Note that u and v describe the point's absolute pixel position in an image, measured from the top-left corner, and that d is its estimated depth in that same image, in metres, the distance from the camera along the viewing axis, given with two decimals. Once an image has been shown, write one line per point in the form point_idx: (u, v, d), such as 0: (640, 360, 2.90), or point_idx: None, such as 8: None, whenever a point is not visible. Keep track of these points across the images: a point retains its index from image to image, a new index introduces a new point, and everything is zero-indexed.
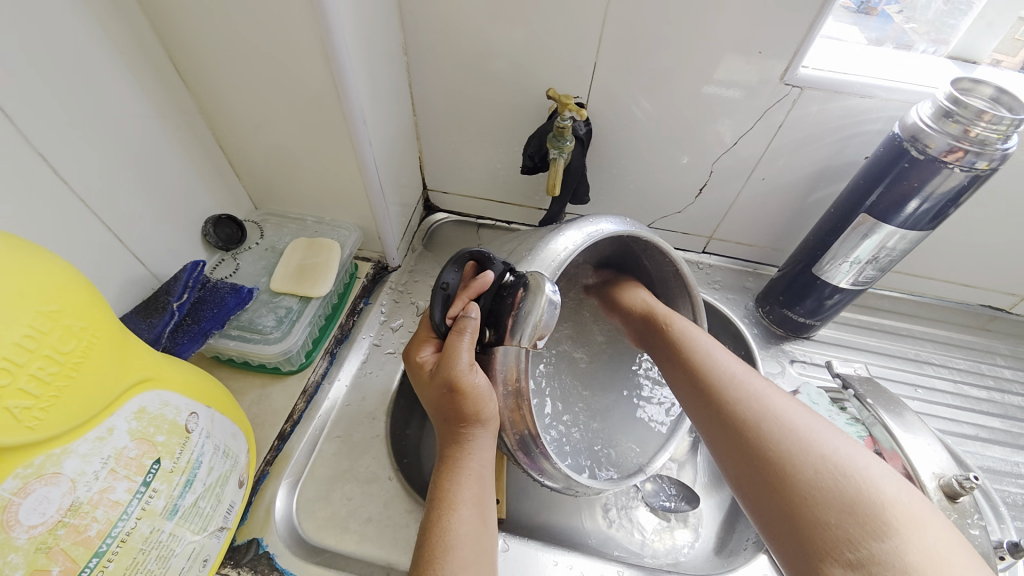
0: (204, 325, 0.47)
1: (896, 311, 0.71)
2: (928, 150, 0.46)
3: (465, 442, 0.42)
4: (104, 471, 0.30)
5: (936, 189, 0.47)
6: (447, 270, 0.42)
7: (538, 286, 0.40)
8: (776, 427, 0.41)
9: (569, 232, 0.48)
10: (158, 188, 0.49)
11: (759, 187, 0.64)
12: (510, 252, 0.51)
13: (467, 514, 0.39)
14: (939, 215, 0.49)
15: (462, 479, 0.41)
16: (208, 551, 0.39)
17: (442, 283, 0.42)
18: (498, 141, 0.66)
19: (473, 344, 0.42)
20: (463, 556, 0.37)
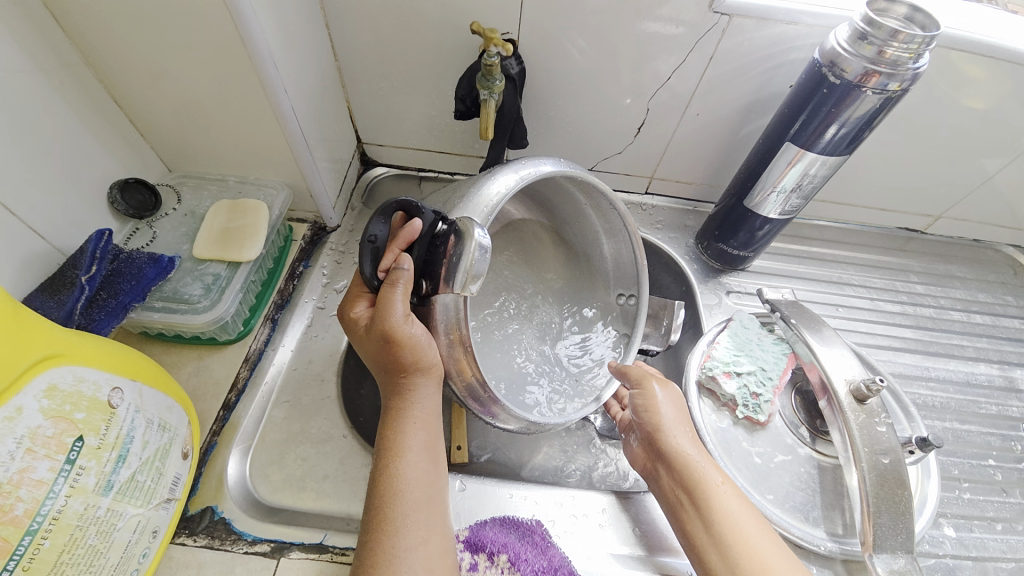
0: (122, 298, 0.44)
1: (823, 239, 0.75)
2: (844, 74, 0.47)
3: (408, 391, 0.42)
4: (21, 451, 0.28)
5: (854, 111, 0.49)
6: (374, 221, 0.41)
7: (470, 231, 0.40)
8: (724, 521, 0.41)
9: (503, 176, 0.47)
10: (48, 153, 0.44)
11: (695, 123, 0.64)
12: (445, 202, 0.50)
13: (414, 459, 0.41)
14: (855, 140, 0.52)
15: (408, 427, 0.41)
16: (157, 522, 0.38)
17: (370, 235, 0.41)
18: (430, 86, 0.63)
19: (408, 295, 0.41)
20: (413, 498, 0.39)
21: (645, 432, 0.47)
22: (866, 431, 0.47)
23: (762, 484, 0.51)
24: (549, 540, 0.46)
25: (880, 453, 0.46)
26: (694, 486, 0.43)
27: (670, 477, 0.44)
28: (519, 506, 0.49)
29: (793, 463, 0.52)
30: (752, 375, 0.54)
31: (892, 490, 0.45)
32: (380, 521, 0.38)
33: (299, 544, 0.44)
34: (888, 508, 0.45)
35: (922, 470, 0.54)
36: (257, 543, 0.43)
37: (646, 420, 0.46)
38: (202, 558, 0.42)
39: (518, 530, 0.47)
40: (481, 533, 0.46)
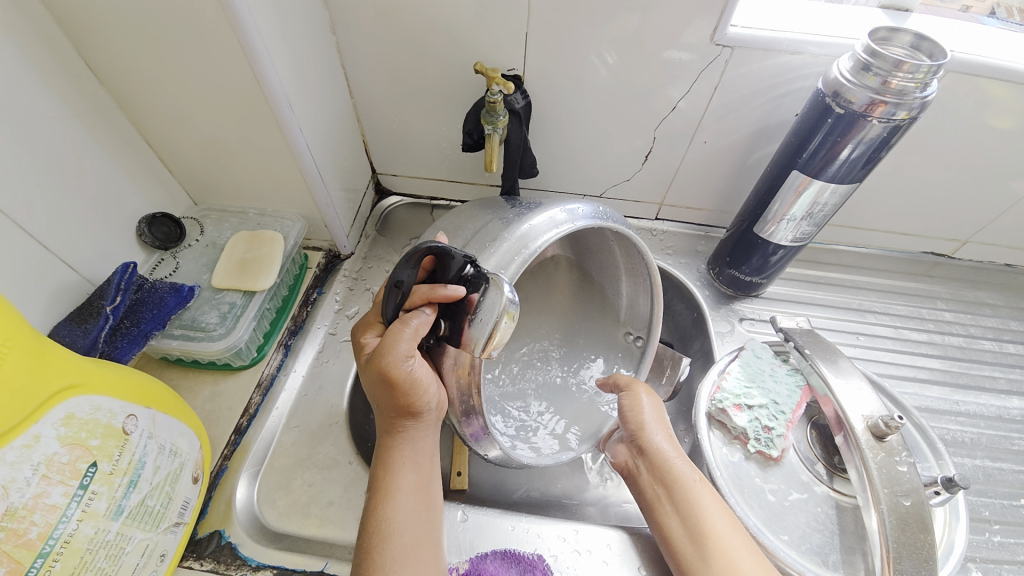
0: (144, 327, 0.46)
1: (841, 265, 0.73)
2: (850, 104, 0.47)
3: (402, 433, 0.43)
4: (37, 477, 0.30)
5: (863, 137, 0.48)
6: (400, 268, 0.40)
7: (496, 286, 0.38)
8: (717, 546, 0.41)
9: (535, 222, 0.46)
10: (83, 190, 0.47)
11: (702, 150, 0.64)
12: (473, 233, 0.48)
13: (406, 502, 0.41)
14: (869, 162, 0.50)
15: (401, 469, 0.42)
16: (165, 546, 0.40)
17: (395, 280, 0.40)
18: (440, 119, 0.65)
19: (416, 337, 0.41)
20: (403, 543, 0.39)
21: (656, 471, 0.46)
22: (885, 471, 0.45)
23: (776, 524, 0.48)
24: None
25: (901, 495, 0.44)
26: (705, 528, 0.42)
27: (682, 518, 0.43)
28: (519, 539, 0.48)
29: (809, 503, 0.50)
30: (763, 408, 0.53)
31: (913, 535, 0.43)
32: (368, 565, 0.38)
33: (300, 570, 0.44)
34: (910, 554, 0.42)
35: (950, 511, 0.51)
36: (261, 568, 0.44)
37: (660, 461, 0.46)
38: None
39: (518, 564, 0.46)
40: (481, 565, 0.46)
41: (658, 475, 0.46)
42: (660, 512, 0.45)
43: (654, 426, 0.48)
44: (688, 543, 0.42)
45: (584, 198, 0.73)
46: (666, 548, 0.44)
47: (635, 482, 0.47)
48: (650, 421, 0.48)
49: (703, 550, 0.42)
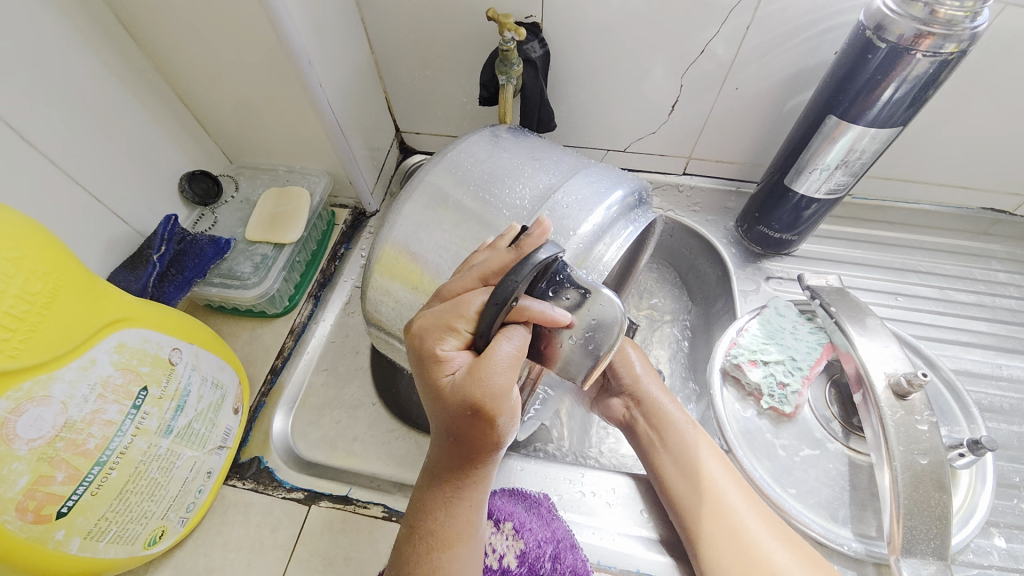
0: (187, 274, 0.51)
1: (886, 222, 0.68)
2: (892, 37, 0.43)
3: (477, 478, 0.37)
4: (93, 395, 0.35)
5: (906, 76, 0.44)
6: (519, 281, 0.32)
7: (605, 300, 0.36)
8: (707, 480, 0.44)
9: (591, 219, 0.43)
10: (129, 149, 0.52)
11: (733, 98, 0.61)
12: (537, 206, 0.44)
13: (464, 551, 0.37)
14: (915, 102, 0.46)
15: (460, 516, 0.37)
16: (211, 464, 0.45)
17: (511, 294, 0.32)
18: (459, 72, 0.65)
19: (516, 360, 0.33)
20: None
21: (652, 418, 0.48)
22: (902, 428, 0.44)
23: (784, 478, 0.48)
24: (555, 513, 0.47)
25: (918, 453, 0.43)
26: (696, 464, 0.45)
27: (673, 455, 0.46)
28: (526, 479, 0.50)
29: (821, 459, 0.49)
30: (780, 364, 0.52)
31: (927, 493, 0.42)
32: None
33: (329, 494, 0.48)
34: (922, 512, 0.42)
35: (977, 475, 0.49)
36: (293, 490, 0.49)
37: (652, 405, 0.49)
38: (248, 498, 0.48)
39: (524, 501, 0.48)
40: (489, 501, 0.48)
41: (654, 419, 0.48)
42: (655, 453, 0.47)
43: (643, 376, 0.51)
44: (679, 478, 0.45)
45: (608, 153, 0.71)
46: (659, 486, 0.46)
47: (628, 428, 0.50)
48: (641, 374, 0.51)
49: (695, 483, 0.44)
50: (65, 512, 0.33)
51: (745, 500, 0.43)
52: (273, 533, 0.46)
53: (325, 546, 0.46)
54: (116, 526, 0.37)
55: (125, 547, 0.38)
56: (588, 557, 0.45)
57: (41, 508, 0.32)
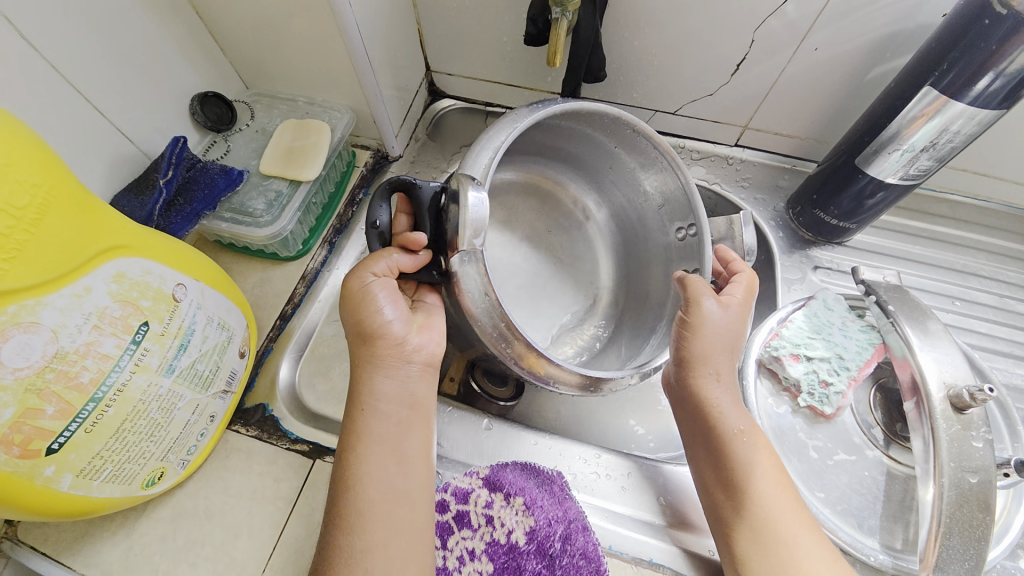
0: (196, 206, 0.47)
1: (952, 218, 0.62)
2: (1014, 4, 0.37)
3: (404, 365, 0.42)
4: (88, 326, 0.31)
5: (1006, 67, 0.39)
6: (374, 208, 0.41)
7: (462, 185, 0.39)
8: (761, 497, 0.39)
9: (493, 140, 0.44)
10: (136, 59, 0.47)
11: (809, 62, 0.54)
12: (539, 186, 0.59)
13: (376, 456, 0.39)
14: (1013, 95, 0.41)
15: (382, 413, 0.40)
16: (214, 408, 0.43)
17: (373, 221, 0.41)
18: (504, 7, 0.58)
19: (392, 268, 0.42)
20: (368, 498, 0.38)
21: (700, 413, 0.41)
22: (956, 444, 0.40)
23: (814, 481, 0.46)
24: (568, 492, 0.45)
25: (968, 471, 0.39)
26: (745, 476, 0.40)
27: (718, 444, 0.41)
28: (541, 454, 0.48)
29: (856, 466, 0.46)
30: (825, 361, 0.48)
31: (972, 513, 0.39)
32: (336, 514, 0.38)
33: (334, 449, 0.46)
34: (961, 531, 0.39)
35: (1014, 497, 0.46)
36: (297, 442, 0.47)
37: (704, 351, 0.41)
38: (252, 446, 0.46)
39: (536, 478, 0.46)
40: (500, 474, 0.45)
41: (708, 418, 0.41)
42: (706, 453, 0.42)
43: (719, 312, 0.41)
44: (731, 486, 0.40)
45: (655, 114, 0.65)
46: (705, 462, 0.42)
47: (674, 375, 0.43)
48: (720, 309, 0.41)
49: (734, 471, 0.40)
50: (56, 448, 0.31)
51: (779, 499, 0.39)
52: (275, 484, 0.44)
53: None
54: (112, 465, 0.34)
55: (122, 487, 0.36)
56: (599, 541, 0.43)
57: (28, 443, 0.29)
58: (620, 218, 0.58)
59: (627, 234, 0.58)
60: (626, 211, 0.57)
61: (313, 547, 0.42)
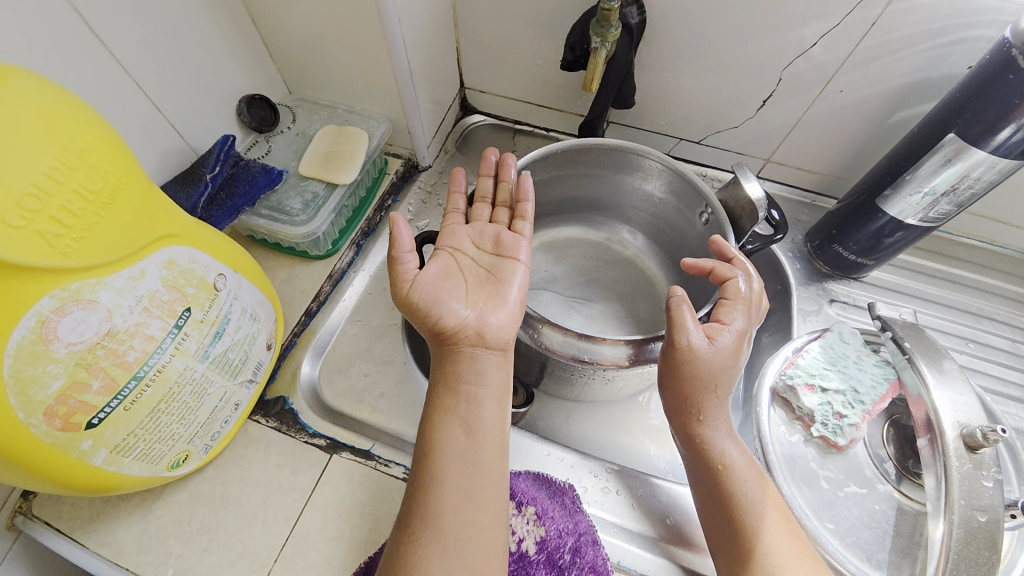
0: (236, 201, 0.49)
1: (968, 261, 0.63)
2: None
3: (485, 314, 0.43)
4: (139, 308, 0.32)
5: None
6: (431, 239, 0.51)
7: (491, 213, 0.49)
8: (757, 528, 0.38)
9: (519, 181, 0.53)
10: (195, 61, 0.49)
11: (834, 101, 0.56)
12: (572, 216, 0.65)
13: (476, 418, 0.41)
14: None
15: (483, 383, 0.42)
16: (239, 397, 0.44)
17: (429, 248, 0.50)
18: (542, 32, 0.60)
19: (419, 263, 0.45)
20: (462, 455, 0.39)
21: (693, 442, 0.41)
22: (967, 482, 0.40)
23: (823, 511, 0.46)
24: (579, 505, 0.45)
25: (977, 509, 0.39)
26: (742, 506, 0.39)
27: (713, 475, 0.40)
28: (554, 466, 0.49)
29: (866, 498, 0.46)
30: (839, 394, 0.49)
31: (979, 550, 0.38)
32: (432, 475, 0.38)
33: (350, 446, 0.47)
34: (968, 567, 0.38)
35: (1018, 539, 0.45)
36: (315, 436, 0.48)
37: (688, 387, 0.40)
38: (270, 437, 0.47)
39: (548, 489, 0.46)
40: (512, 482, 0.46)
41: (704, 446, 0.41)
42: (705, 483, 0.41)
43: (700, 346, 0.39)
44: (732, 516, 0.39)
45: (679, 142, 0.67)
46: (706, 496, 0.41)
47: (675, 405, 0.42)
48: (704, 342, 0.39)
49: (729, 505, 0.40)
50: (95, 423, 0.32)
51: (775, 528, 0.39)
52: (292, 476, 0.45)
53: (343, 498, 0.44)
54: (143, 444, 0.35)
55: (148, 467, 0.37)
56: (608, 555, 0.43)
57: (71, 416, 0.30)
58: (660, 236, 0.62)
59: (668, 244, 0.61)
60: (662, 231, 0.61)
61: (324, 542, 0.42)
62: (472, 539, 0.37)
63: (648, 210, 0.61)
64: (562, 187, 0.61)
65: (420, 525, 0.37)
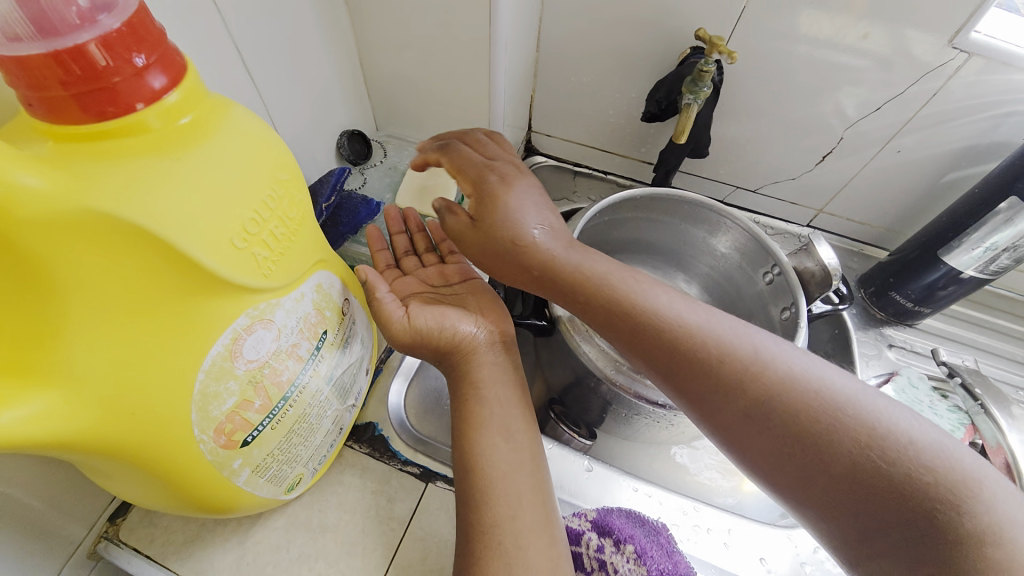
0: (343, 229, 0.52)
1: (1011, 313, 0.66)
2: None
3: (487, 319, 0.47)
4: (297, 329, 0.34)
5: None
6: None
7: None
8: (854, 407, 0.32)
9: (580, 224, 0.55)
10: (313, 97, 0.52)
11: (891, 160, 0.60)
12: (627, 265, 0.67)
13: (496, 432, 0.41)
14: None
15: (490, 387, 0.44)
16: (343, 423, 0.44)
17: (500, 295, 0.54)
18: (619, 86, 0.65)
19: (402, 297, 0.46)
20: (490, 476, 0.39)
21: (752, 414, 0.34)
22: None
23: None
24: (674, 546, 0.44)
25: None
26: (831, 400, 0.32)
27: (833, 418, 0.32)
28: (642, 501, 0.49)
29: None
30: None
31: None
32: (474, 494, 0.38)
33: (444, 475, 0.47)
34: None
35: None
36: (409, 464, 0.48)
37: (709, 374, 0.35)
38: (365, 463, 0.47)
39: (643, 525, 0.45)
40: (607, 519, 0.45)
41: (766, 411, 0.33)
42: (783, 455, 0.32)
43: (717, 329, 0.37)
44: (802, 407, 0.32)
45: (736, 190, 0.72)
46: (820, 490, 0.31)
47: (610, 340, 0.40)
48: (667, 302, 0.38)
49: (870, 477, 0.30)
50: (247, 442, 0.32)
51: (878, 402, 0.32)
52: (389, 504, 0.45)
53: (441, 528, 0.44)
54: (275, 465, 0.36)
55: (272, 488, 0.37)
56: None
57: (233, 433, 0.31)
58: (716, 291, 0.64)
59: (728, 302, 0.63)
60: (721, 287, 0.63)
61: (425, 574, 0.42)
62: (530, 544, 0.36)
63: (709, 265, 0.63)
64: (630, 229, 0.63)
65: (481, 550, 0.36)
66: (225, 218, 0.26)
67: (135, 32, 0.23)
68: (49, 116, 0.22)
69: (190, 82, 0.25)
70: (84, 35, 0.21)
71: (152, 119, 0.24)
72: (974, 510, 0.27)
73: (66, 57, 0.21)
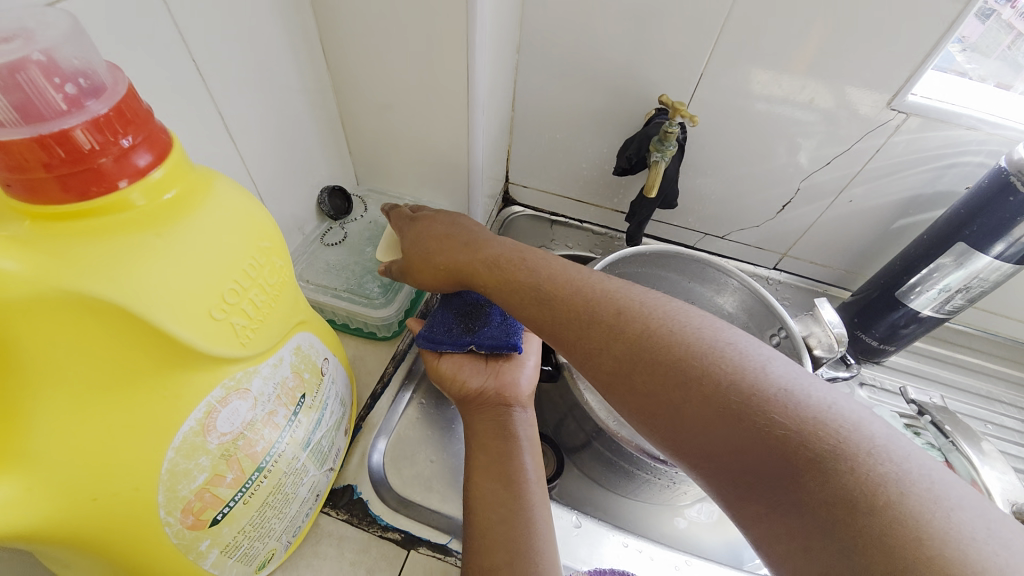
0: None
1: (968, 347, 0.70)
2: None
3: (501, 374, 0.48)
4: (274, 396, 0.32)
5: (1016, 238, 0.50)
6: None
7: None
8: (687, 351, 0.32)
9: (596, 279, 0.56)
10: (295, 157, 0.53)
11: (845, 208, 0.65)
12: None
13: (497, 478, 0.41)
14: None
15: (494, 440, 0.44)
16: (320, 488, 0.42)
17: None
18: (591, 142, 0.69)
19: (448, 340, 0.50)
20: (492, 522, 0.38)
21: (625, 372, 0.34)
22: None
23: None
24: None
25: None
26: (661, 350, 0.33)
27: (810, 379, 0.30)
28: (632, 558, 0.47)
29: None
30: None
31: None
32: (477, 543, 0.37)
33: (427, 540, 0.45)
34: None
35: None
36: (389, 529, 0.45)
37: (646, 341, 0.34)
38: (343, 531, 0.45)
39: None
40: None
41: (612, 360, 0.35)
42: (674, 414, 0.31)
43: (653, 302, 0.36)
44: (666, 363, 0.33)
45: (704, 237, 0.75)
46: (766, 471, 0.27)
47: (592, 357, 0.35)
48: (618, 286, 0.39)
49: (788, 474, 0.27)
50: (217, 520, 0.30)
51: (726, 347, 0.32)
52: None
53: None
54: (245, 543, 0.33)
55: (241, 568, 0.35)
56: None
57: (201, 512, 0.29)
58: None
59: None
60: None
61: None
62: None
63: None
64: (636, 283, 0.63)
65: None
66: (203, 291, 0.26)
67: (123, 115, 0.23)
68: (28, 197, 0.22)
69: (175, 158, 0.26)
70: (70, 120, 0.21)
71: (136, 196, 0.24)
72: (886, 508, 0.24)
73: (51, 141, 0.21)
